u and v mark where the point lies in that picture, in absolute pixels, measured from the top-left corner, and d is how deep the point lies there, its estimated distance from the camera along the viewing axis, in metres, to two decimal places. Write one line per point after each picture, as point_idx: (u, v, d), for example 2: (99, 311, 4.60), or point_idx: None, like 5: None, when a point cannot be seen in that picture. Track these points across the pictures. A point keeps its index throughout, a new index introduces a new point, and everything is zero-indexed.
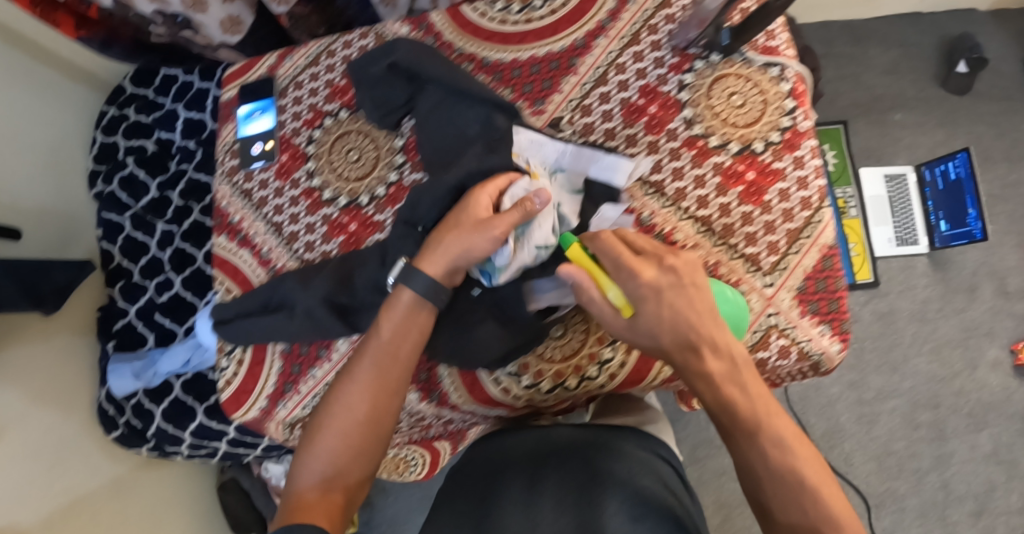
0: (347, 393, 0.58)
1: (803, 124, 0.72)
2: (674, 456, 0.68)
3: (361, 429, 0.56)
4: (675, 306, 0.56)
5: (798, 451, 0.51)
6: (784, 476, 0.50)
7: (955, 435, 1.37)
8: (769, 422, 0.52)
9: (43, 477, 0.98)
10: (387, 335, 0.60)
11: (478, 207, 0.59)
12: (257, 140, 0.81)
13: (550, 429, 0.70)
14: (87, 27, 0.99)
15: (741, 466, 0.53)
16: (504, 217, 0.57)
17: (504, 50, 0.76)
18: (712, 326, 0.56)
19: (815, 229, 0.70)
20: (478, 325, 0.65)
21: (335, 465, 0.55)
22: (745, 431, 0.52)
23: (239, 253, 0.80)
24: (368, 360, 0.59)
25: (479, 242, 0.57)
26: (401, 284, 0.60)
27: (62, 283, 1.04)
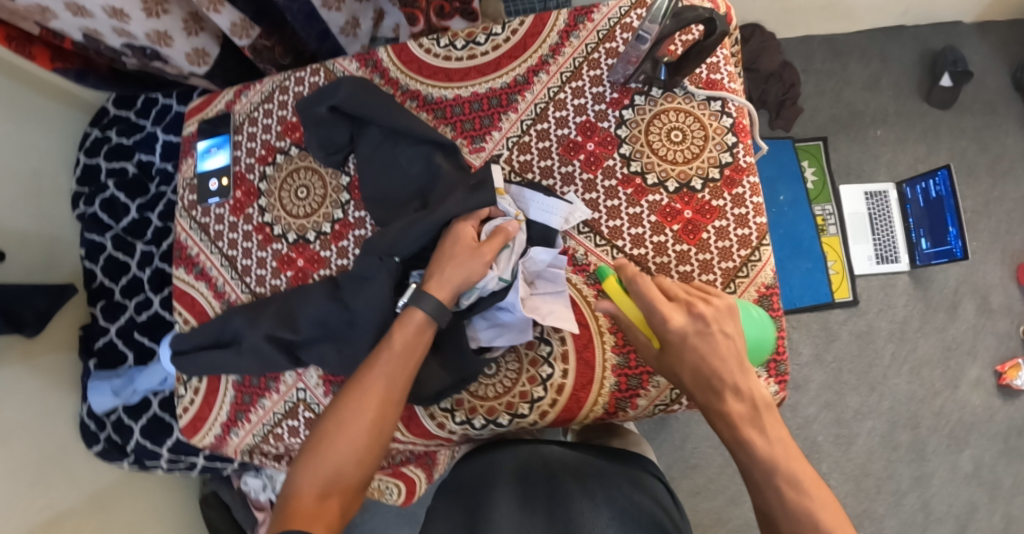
0: (355, 399, 0.57)
1: (742, 160, 0.72)
2: (660, 472, 0.68)
3: (366, 436, 0.55)
4: (701, 349, 0.55)
5: (818, 500, 0.48)
6: (801, 526, 0.47)
7: (935, 456, 1.36)
8: (790, 467, 0.50)
9: (29, 491, 1.00)
10: (399, 346, 0.59)
11: (466, 236, 0.63)
12: (213, 175, 0.83)
13: (541, 448, 0.69)
14: (63, 58, 1.02)
15: (760, 511, 0.50)
16: (493, 242, 0.62)
17: (448, 87, 0.77)
18: (738, 368, 0.55)
19: (752, 269, 0.70)
20: None
21: (335, 471, 0.53)
22: (762, 475, 0.50)
23: (196, 285, 0.82)
24: (380, 369, 0.59)
25: (477, 268, 0.61)
26: (414, 305, 0.60)
27: (40, 308, 1.08)
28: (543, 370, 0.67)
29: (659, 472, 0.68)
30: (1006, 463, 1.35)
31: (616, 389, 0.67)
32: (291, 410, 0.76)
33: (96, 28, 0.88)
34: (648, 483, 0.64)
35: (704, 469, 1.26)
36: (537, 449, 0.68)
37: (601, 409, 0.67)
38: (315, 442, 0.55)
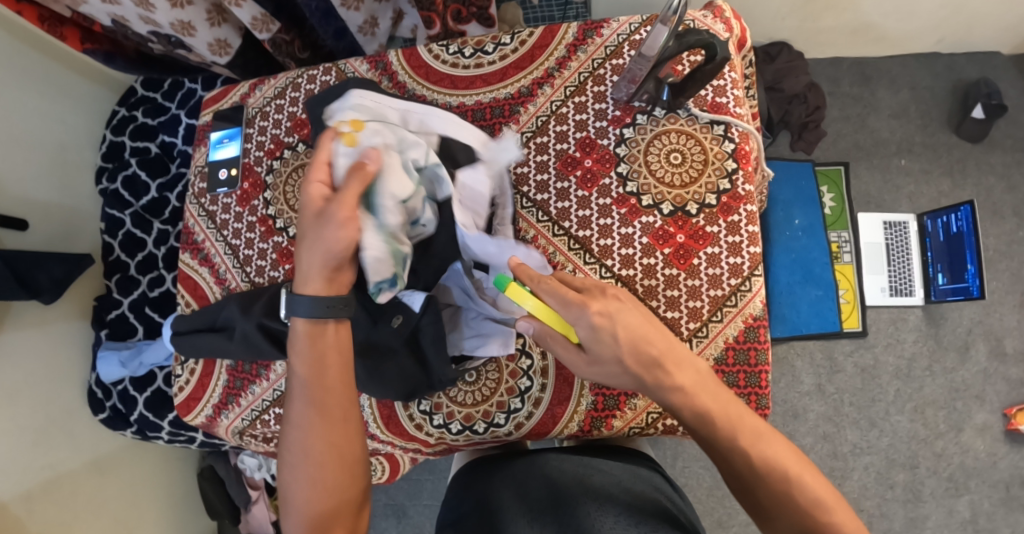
0: (296, 438, 0.56)
1: (740, 188, 0.72)
2: (657, 466, 0.70)
3: (327, 460, 0.56)
4: (627, 326, 0.52)
5: (779, 453, 0.51)
6: (775, 482, 0.50)
7: (932, 499, 1.33)
8: (744, 427, 0.53)
9: (28, 452, 1.05)
10: (307, 373, 0.56)
11: (314, 198, 0.53)
12: (224, 165, 0.86)
13: (537, 456, 0.69)
14: (93, 39, 1.06)
15: (730, 477, 0.53)
16: (349, 194, 0.51)
17: (452, 94, 0.77)
18: (666, 342, 0.54)
19: (741, 298, 0.70)
20: (389, 360, 0.65)
21: (317, 507, 0.55)
22: (726, 442, 0.52)
23: (199, 270, 0.85)
24: (300, 402, 0.56)
25: (333, 233, 0.52)
26: (292, 315, 0.56)
27: (57, 276, 1.13)
28: (522, 382, 0.68)
29: (658, 469, 0.69)
30: (1006, 513, 1.31)
31: (592, 408, 0.67)
32: (279, 398, 0.79)
33: (123, 15, 0.92)
34: (647, 475, 0.65)
35: (692, 489, 1.26)
36: (532, 460, 0.68)
37: (575, 426, 0.68)
38: (289, 486, 0.56)
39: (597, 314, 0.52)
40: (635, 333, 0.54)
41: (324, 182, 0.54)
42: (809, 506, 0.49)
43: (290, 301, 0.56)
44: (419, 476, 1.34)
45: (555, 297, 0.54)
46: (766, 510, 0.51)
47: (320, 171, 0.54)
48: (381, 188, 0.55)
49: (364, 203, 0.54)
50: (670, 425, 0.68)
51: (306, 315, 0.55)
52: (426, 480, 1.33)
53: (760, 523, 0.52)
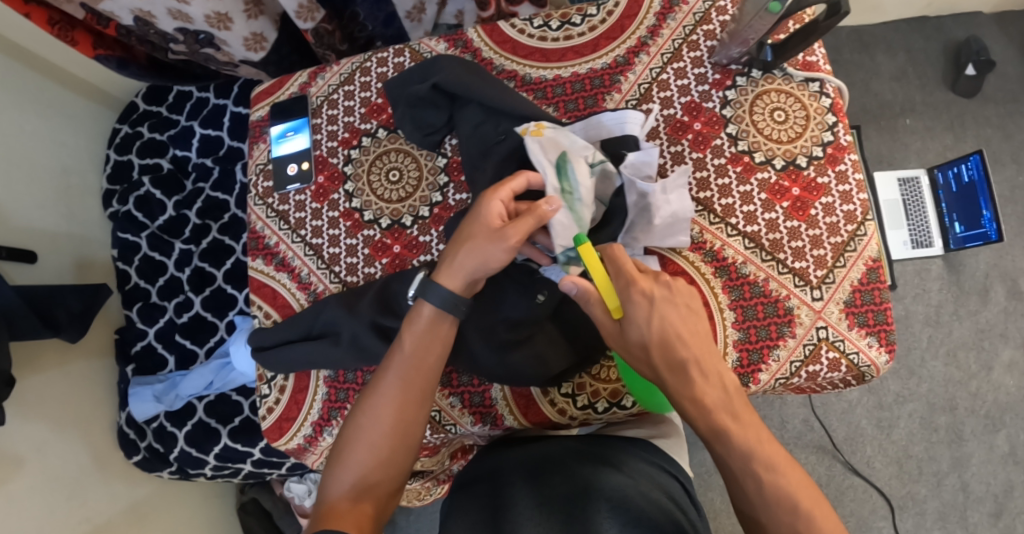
0: (373, 403, 0.55)
1: (843, 138, 0.72)
2: (681, 473, 0.65)
3: (390, 439, 0.54)
4: (665, 318, 0.52)
5: (795, 485, 0.48)
6: (781, 511, 0.47)
7: (973, 437, 1.40)
8: (762, 450, 0.49)
9: (63, 509, 0.94)
10: (411, 348, 0.57)
11: (490, 215, 0.55)
12: (292, 160, 0.80)
13: (553, 444, 0.66)
14: (104, 44, 0.97)
15: (735, 496, 0.50)
16: (522, 225, 0.54)
17: (546, 68, 0.75)
18: (698, 347, 0.53)
19: (859, 242, 0.70)
20: (529, 341, 0.64)
21: (363, 475, 0.53)
22: (740, 463, 0.49)
23: (277, 276, 0.78)
24: (393, 372, 0.56)
25: (493, 253, 0.54)
26: (421, 299, 0.57)
27: (75, 310, 1.01)
28: None
29: (678, 472, 0.65)
30: None
31: (738, 365, 0.68)
32: None
33: (151, 10, 0.85)
34: (664, 478, 0.62)
35: None
36: (548, 452, 0.64)
37: None
38: (341, 448, 0.54)
39: (639, 293, 0.53)
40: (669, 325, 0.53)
41: (504, 204, 0.56)
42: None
43: (422, 283, 0.57)
44: None
45: (613, 264, 0.55)
46: None
47: (505, 192, 0.56)
48: (573, 164, 0.59)
49: (569, 165, 0.59)
50: (810, 372, 0.68)
51: (432, 299, 0.57)
52: None
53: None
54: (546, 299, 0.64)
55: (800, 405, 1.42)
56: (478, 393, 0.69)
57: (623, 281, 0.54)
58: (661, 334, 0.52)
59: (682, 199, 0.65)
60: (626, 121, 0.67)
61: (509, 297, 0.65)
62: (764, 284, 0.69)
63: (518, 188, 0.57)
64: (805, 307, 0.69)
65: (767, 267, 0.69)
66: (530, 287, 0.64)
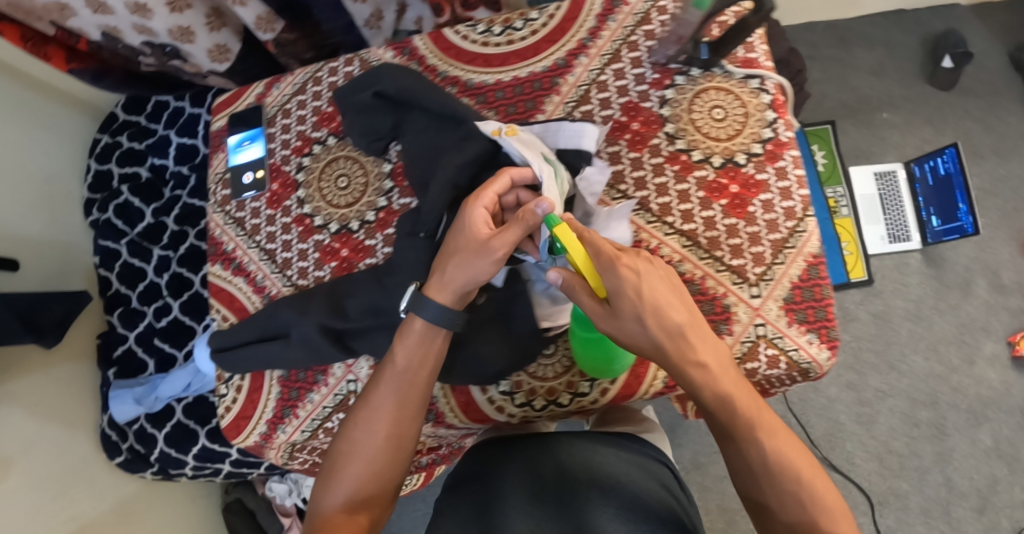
0: (367, 420, 0.60)
1: (784, 135, 0.73)
2: (662, 456, 0.72)
3: (382, 454, 0.59)
4: (654, 289, 0.53)
5: (788, 444, 0.53)
6: (781, 473, 0.52)
7: (955, 431, 1.38)
8: (759, 414, 0.54)
9: (49, 505, 0.98)
10: (403, 366, 0.61)
11: (477, 223, 0.58)
12: (248, 168, 0.82)
13: (549, 438, 0.70)
14: (78, 59, 1.00)
15: (738, 468, 0.54)
16: (507, 235, 0.56)
17: (487, 73, 0.76)
18: (688, 316, 0.55)
19: (799, 239, 0.71)
20: (476, 342, 0.66)
21: (357, 488, 0.59)
22: (744, 430, 0.53)
23: (234, 280, 0.80)
24: (386, 389, 0.61)
25: (482, 266, 0.57)
26: (413, 314, 0.60)
27: (58, 316, 1.05)
28: None
29: (666, 460, 0.71)
30: None
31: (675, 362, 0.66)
32: (342, 402, 0.73)
33: (116, 26, 0.89)
34: (654, 467, 0.68)
35: None
36: (538, 444, 0.69)
37: (660, 383, 0.66)
38: (339, 463, 0.59)
39: (625, 267, 0.53)
40: (658, 297, 0.54)
41: (488, 208, 0.59)
42: (804, 501, 0.51)
43: (412, 296, 0.60)
44: None
45: (593, 243, 0.54)
46: (772, 505, 0.52)
47: (486, 199, 0.59)
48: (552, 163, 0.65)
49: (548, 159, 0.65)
50: (748, 369, 0.69)
51: (427, 314, 0.60)
52: None
53: (760, 512, 0.54)
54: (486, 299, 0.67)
55: (778, 401, 1.41)
56: None
57: (607, 257, 0.53)
58: (655, 305, 0.53)
59: (621, 230, 0.66)
60: (578, 135, 0.67)
61: None
62: (701, 282, 0.70)
63: (499, 191, 0.60)
64: (743, 304, 0.69)
65: (704, 265, 0.70)
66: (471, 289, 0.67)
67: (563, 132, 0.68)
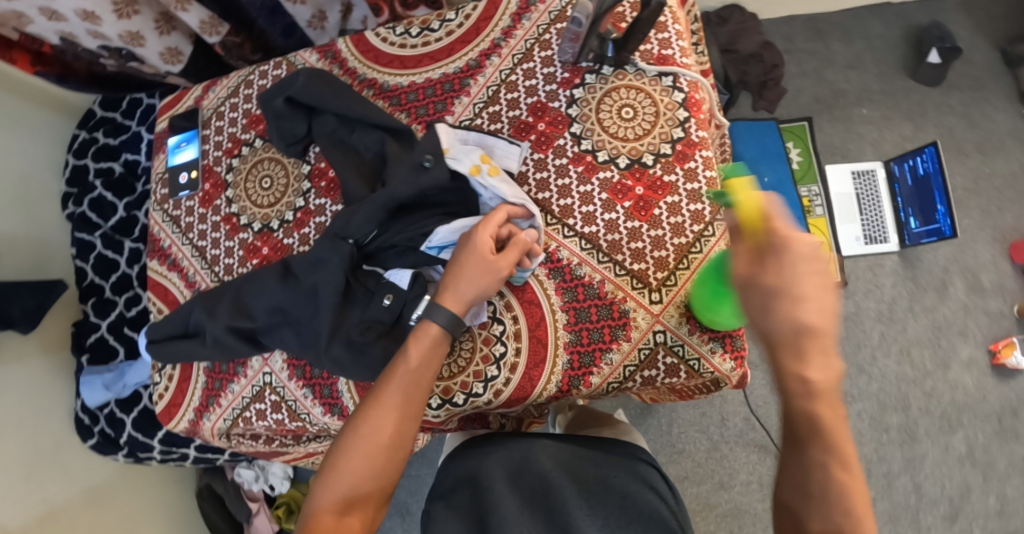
0: (372, 416, 0.58)
1: (694, 135, 0.72)
2: (651, 457, 0.71)
3: (384, 453, 0.56)
4: (800, 274, 0.43)
5: (862, 492, 0.44)
6: (837, 510, 0.43)
7: (927, 438, 1.35)
8: (844, 443, 0.45)
9: (21, 486, 1.03)
10: (414, 364, 0.60)
11: (483, 248, 0.61)
12: (183, 169, 0.86)
13: (533, 442, 0.69)
14: (43, 62, 1.04)
15: (792, 481, 0.46)
16: (511, 257, 0.62)
17: (402, 75, 0.78)
18: (820, 320, 0.43)
19: (705, 244, 0.69)
20: (371, 345, 0.69)
21: (354, 487, 0.56)
22: (821, 450, 0.44)
23: (169, 276, 0.84)
24: (396, 385, 0.59)
25: (492, 285, 0.62)
26: (428, 320, 0.61)
27: (30, 307, 1.10)
28: (496, 349, 0.68)
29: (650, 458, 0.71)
30: (1000, 444, 1.33)
31: (568, 367, 0.68)
32: (258, 393, 0.77)
33: (71, 31, 0.90)
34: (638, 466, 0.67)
35: (691, 454, 1.36)
36: (528, 445, 0.68)
37: (554, 387, 0.68)
38: (336, 460, 0.56)
39: (792, 238, 0.44)
40: (798, 287, 0.43)
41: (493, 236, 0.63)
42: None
43: (428, 305, 0.62)
44: (419, 471, 1.33)
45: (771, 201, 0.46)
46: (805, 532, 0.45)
47: (491, 225, 0.63)
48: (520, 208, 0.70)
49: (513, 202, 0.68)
50: (647, 377, 0.69)
51: (439, 319, 0.62)
52: (426, 474, 1.33)
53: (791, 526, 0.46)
54: (393, 302, 0.69)
55: (740, 403, 1.38)
56: (326, 385, 0.73)
57: (777, 221, 0.45)
58: (791, 291, 0.43)
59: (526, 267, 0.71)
60: (511, 154, 0.70)
61: (359, 306, 0.70)
62: (601, 286, 0.69)
63: (500, 220, 0.64)
64: (642, 309, 0.68)
65: (603, 269, 0.69)
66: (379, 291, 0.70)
67: (501, 148, 0.70)
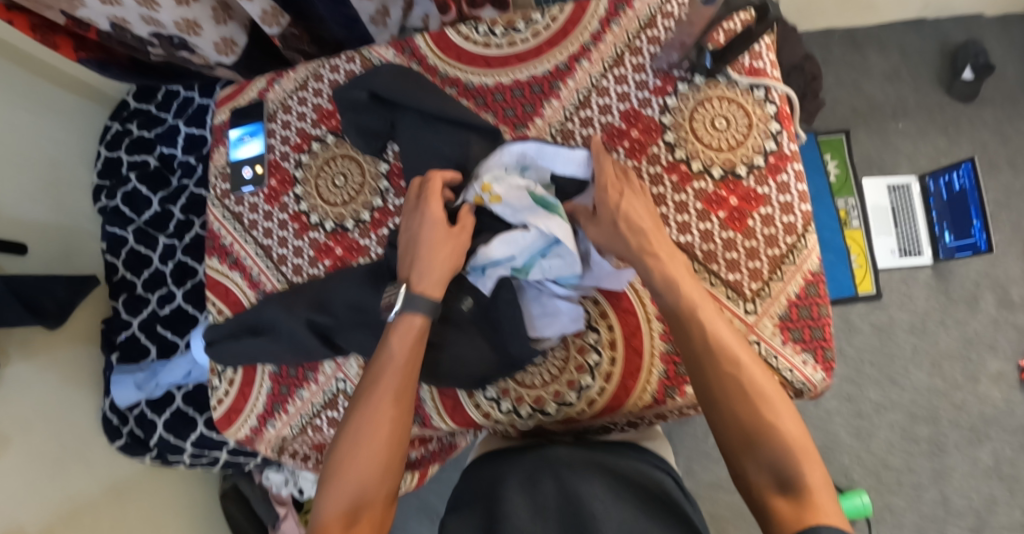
0: (367, 414, 0.56)
1: (787, 148, 0.70)
2: (669, 463, 0.64)
3: (386, 449, 0.55)
4: None
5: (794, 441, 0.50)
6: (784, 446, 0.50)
7: (955, 450, 1.36)
8: (753, 390, 0.53)
9: (47, 485, 0.99)
10: (402, 359, 0.59)
11: (437, 220, 0.62)
12: (247, 163, 0.83)
13: (549, 449, 0.64)
14: (86, 48, 1.01)
15: (730, 418, 0.53)
16: (465, 220, 0.63)
17: (488, 75, 0.76)
18: None
19: (799, 255, 0.69)
20: (465, 342, 0.68)
21: (360, 490, 0.54)
22: (746, 407, 0.52)
23: (230, 274, 0.81)
24: (388, 379, 0.58)
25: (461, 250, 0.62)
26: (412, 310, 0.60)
27: (62, 298, 1.06)
28: (591, 358, 0.68)
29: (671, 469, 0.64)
30: None
31: (664, 377, 0.66)
32: (332, 400, 0.75)
33: (124, 18, 0.86)
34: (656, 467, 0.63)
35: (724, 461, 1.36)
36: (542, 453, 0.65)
37: (649, 397, 0.66)
38: (334, 465, 0.55)
39: None
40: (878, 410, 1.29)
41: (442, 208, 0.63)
42: (840, 500, 0.48)
43: (406, 298, 0.60)
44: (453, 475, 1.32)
45: None
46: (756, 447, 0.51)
47: (435, 197, 0.63)
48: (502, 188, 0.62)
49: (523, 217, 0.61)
50: None
51: (421, 308, 0.60)
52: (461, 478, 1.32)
53: (741, 435, 0.52)
54: (472, 307, 0.68)
55: None
56: None
57: None
58: None
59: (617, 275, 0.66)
60: (574, 160, 0.64)
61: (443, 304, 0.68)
62: None
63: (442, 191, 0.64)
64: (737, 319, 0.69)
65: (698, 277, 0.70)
66: (458, 294, 0.68)
67: (561, 157, 0.64)
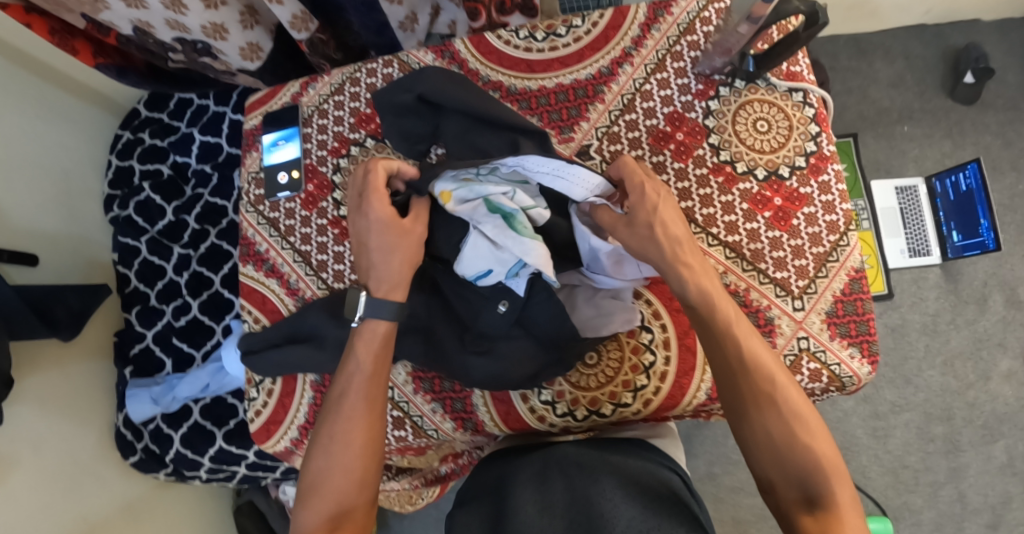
0: (339, 428, 0.59)
1: (827, 148, 0.71)
2: (674, 465, 0.62)
3: (359, 463, 0.59)
4: None
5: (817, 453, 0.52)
6: (799, 455, 0.52)
7: (970, 447, 1.38)
8: (779, 399, 0.54)
9: (61, 504, 0.96)
10: (368, 367, 0.61)
11: (387, 223, 0.59)
12: (282, 169, 0.81)
13: (555, 449, 0.62)
14: (104, 54, 0.99)
15: (755, 430, 0.54)
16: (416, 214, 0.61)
17: (530, 78, 0.77)
18: None
19: (842, 253, 0.69)
20: (513, 345, 0.67)
21: (336, 502, 0.58)
22: (772, 420, 0.53)
23: (266, 282, 0.79)
24: (356, 393, 0.60)
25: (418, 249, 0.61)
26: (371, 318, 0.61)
27: (74, 307, 1.03)
28: (646, 358, 0.68)
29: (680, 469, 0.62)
30: None
31: None
32: None
33: (150, 22, 0.84)
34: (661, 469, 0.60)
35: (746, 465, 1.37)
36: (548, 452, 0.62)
37: (703, 395, 0.67)
38: (313, 480, 0.58)
39: None
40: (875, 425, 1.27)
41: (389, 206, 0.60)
42: (863, 515, 0.50)
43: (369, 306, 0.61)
44: None
45: None
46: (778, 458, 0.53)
47: (380, 197, 0.60)
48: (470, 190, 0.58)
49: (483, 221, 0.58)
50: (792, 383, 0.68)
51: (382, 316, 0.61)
52: None
53: (767, 447, 0.53)
54: (509, 308, 0.65)
55: None
56: (459, 399, 0.74)
57: None
58: None
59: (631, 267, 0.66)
60: (580, 186, 0.58)
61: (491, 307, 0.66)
62: (746, 294, 0.70)
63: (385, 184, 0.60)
64: (786, 317, 0.69)
65: (747, 277, 0.70)
66: (494, 296, 0.65)
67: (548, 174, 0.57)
